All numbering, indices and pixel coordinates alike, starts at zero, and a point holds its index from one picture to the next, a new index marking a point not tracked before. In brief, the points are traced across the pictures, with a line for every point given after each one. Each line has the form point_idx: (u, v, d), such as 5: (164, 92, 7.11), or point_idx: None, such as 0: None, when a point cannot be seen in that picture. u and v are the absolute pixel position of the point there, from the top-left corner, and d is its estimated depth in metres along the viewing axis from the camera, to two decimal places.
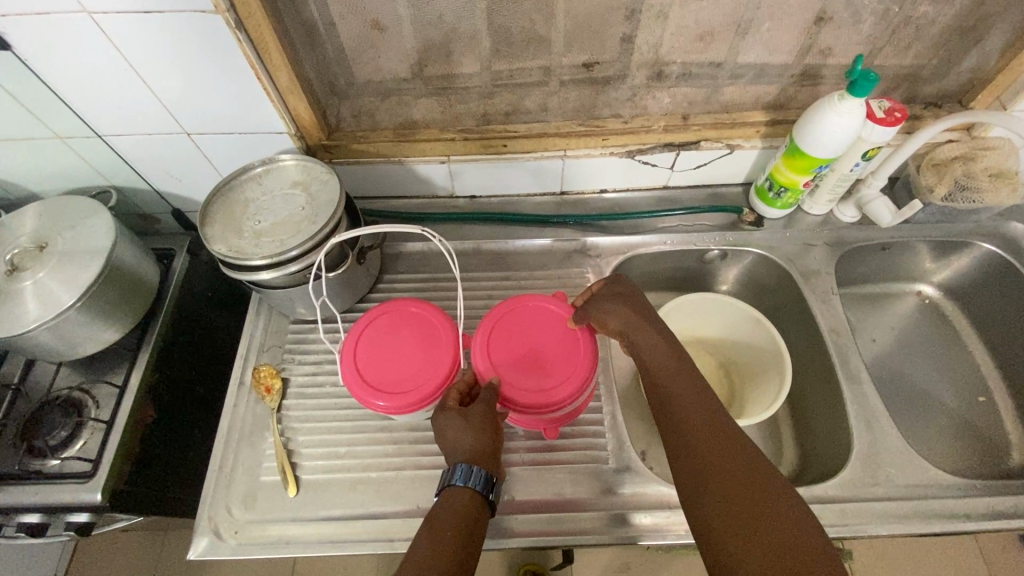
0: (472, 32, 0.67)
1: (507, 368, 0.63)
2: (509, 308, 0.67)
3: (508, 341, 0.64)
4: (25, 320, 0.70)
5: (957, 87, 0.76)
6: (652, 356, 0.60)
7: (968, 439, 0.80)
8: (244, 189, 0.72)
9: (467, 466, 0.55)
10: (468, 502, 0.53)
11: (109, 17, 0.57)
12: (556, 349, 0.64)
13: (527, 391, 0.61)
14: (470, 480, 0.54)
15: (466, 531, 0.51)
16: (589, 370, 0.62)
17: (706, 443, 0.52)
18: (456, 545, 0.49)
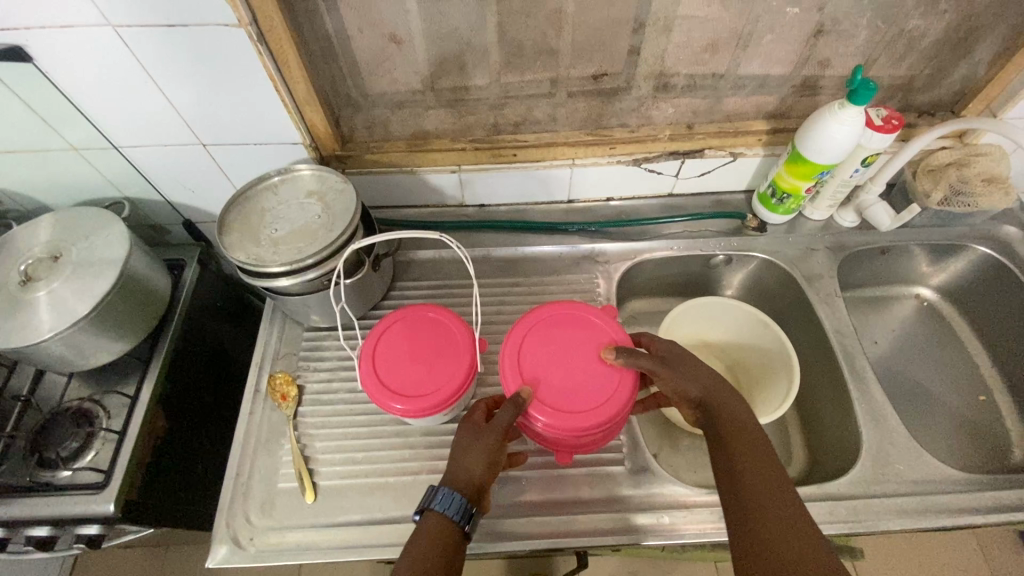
0: (485, 45, 0.68)
1: (538, 381, 0.61)
2: (555, 315, 0.66)
3: (545, 351, 0.63)
4: (39, 330, 0.70)
5: (949, 96, 0.79)
6: (728, 418, 0.56)
7: (970, 436, 0.82)
8: (260, 197, 0.73)
9: (448, 489, 0.53)
10: (443, 535, 0.51)
11: (132, 30, 0.59)
12: (589, 373, 0.61)
13: (547, 403, 0.59)
14: (449, 507, 0.52)
15: (435, 574, 0.49)
16: (622, 402, 0.59)
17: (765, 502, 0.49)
18: None
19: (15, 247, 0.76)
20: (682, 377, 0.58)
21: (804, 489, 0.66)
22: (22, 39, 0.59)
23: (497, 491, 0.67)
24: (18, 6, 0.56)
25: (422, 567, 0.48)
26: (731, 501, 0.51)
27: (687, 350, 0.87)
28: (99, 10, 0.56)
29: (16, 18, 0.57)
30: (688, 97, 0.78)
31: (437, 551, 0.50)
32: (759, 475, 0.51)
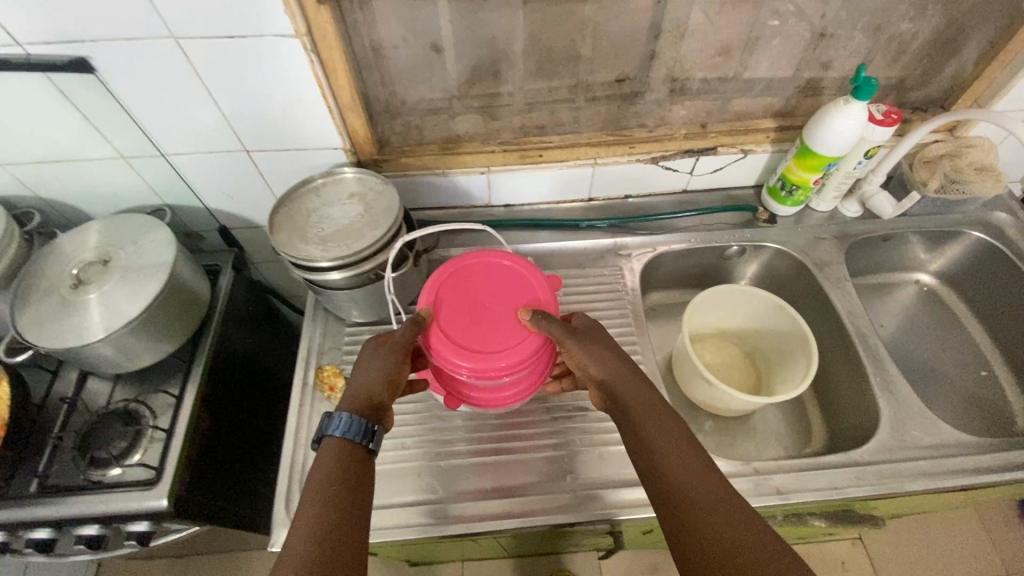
0: (517, 52, 0.73)
1: (444, 318, 0.65)
2: (488, 266, 0.69)
3: (466, 295, 0.67)
4: (93, 331, 0.72)
5: (940, 93, 0.86)
6: (637, 402, 0.58)
7: (974, 408, 0.87)
8: (306, 196, 0.77)
9: (341, 411, 0.56)
10: (345, 453, 0.54)
11: (194, 42, 0.63)
12: (500, 325, 0.65)
13: (447, 341, 0.63)
14: (348, 429, 0.54)
15: (342, 491, 0.51)
16: (504, 356, 0.62)
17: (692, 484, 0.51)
18: (340, 502, 0.50)
19: (63, 252, 0.79)
20: (589, 356, 0.61)
21: (830, 457, 0.70)
22: (87, 51, 0.62)
23: None
24: (89, 20, 0.59)
25: (326, 488, 0.51)
26: (662, 492, 0.52)
27: (704, 336, 0.93)
28: (165, 24, 0.60)
29: (85, 31, 0.60)
30: (701, 98, 0.84)
31: (344, 465, 0.53)
32: (690, 472, 0.52)
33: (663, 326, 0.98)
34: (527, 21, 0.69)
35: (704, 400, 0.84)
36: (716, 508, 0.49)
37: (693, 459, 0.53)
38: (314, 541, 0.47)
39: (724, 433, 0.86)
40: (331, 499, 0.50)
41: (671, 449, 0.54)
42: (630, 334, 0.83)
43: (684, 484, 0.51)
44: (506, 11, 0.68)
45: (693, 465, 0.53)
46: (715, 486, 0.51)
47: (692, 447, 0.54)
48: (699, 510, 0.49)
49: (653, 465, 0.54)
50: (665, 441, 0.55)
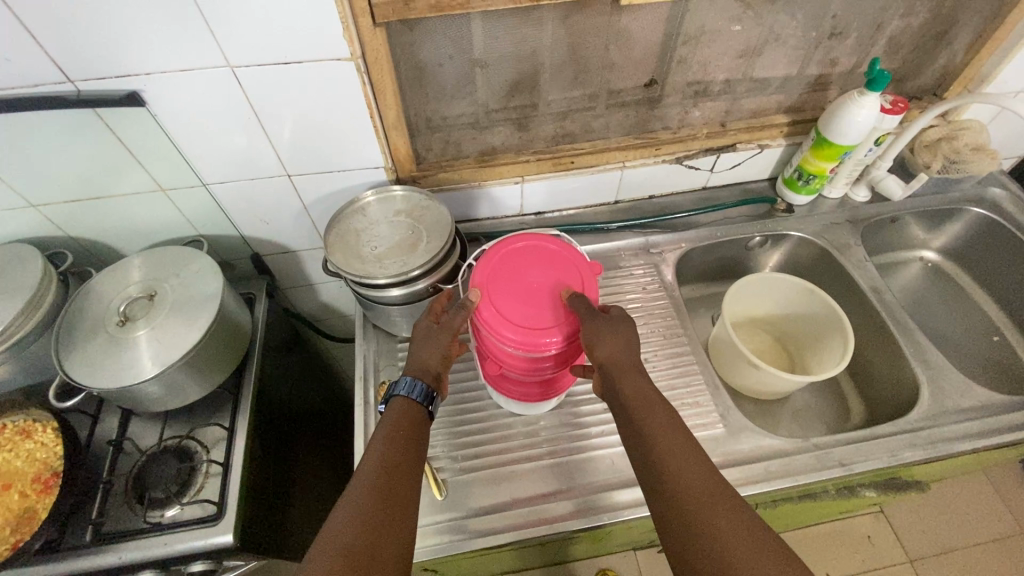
0: (553, 64, 0.77)
1: (494, 292, 0.64)
2: (530, 244, 0.68)
3: (514, 271, 0.65)
4: (146, 365, 0.71)
5: (933, 82, 0.93)
6: (630, 389, 0.58)
7: (991, 371, 0.94)
8: (354, 216, 0.78)
9: (411, 378, 0.61)
10: (412, 405, 0.60)
11: (248, 69, 0.64)
12: (544, 303, 0.63)
13: (498, 315, 0.62)
14: (414, 393, 0.60)
15: (408, 445, 0.57)
16: (555, 331, 0.61)
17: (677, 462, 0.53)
18: (409, 437, 0.57)
19: (104, 291, 0.77)
20: (606, 337, 0.59)
21: (882, 427, 0.74)
22: (141, 84, 0.63)
23: (614, 466, 0.72)
24: (148, 52, 0.60)
25: (394, 437, 0.57)
26: (644, 472, 0.54)
27: (737, 324, 0.97)
28: (222, 53, 0.61)
29: (141, 63, 0.61)
30: (720, 99, 0.89)
31: (410, 424, 0.59)
32: (687, 468, 0.52)
33: (694, 319, 1.01)
34: (566, 34, 0.73)
35: (748, 386, 0.87)
36: (710, 505, 0.49)
37: (689, 456, 0.53)
38: (383, 477, 0.53)
39: (768, 416, 0.89)
40: (401, 440, 0.57)
41: (668, 446, 0.54)
42: (674, 327, 0.86)
43: (680, 482, 0.51)
44: (546, 25, 0.71)
45: (688, 460, 0.53)
46: (711, 483, 0.51)
47: (690, 446, 0.54)
48: (693, 506, 0.50)
49: (649, 461, 0.54)
50: (663, 438, 0.55)
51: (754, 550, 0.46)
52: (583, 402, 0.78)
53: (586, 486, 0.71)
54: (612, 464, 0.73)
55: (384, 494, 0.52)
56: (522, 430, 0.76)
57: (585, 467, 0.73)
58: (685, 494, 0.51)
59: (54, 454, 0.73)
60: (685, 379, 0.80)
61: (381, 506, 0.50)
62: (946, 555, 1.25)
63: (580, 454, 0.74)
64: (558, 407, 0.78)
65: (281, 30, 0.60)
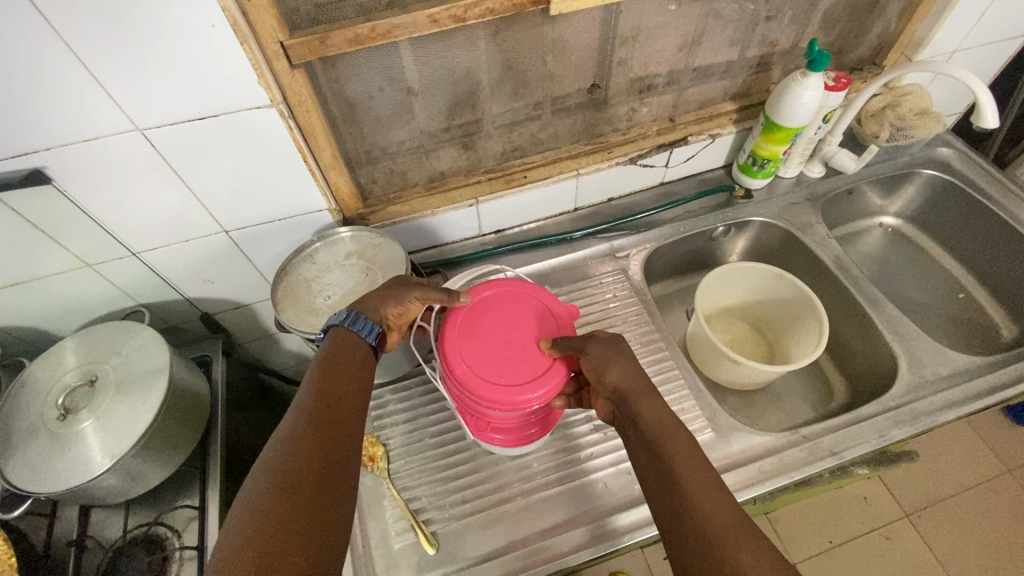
0: (491, 80, 0.73)
1: (472, 352, 0.62)
2: (486, 297, 0.66)
3: (486, 333, 0.63)
4: (95, 459, 0.65)
5: (871, 51, 0.93)
6: (648, 417, 0.55)
7: (961, 329, 0.95)
8: (303, 266, 0.74)
9: (356, 312, 0.62)
10: (350, 341, 0.60)
11: (160, 129, 0.58)
12: (523, 356, 0.61)
13: (504, 385, 0.59)
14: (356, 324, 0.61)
15: (347, 377, 0.57)
16: (562, 372, 0.60)
17: (698, 491, 0.48)
18: (346, 371, 0.57)
19: (39, 382, 0.71)
20: (612, 365, 0.59)
21: (868, 407, 0.74)
22: (41, 160, 0.57)
23: (608, 488, 0.70)
24: (41, 127, 0.54)
25: (329, 375, 0.56)
26: (661, 501, 0.50)
27: (712, 316, 0.96)
28: (127, 115, 0.56)
29: (36, 139, 0.55)
30: (665, 94, 0.87)
31: (348, 354, 0.59)
32: (710, 498, 0.48)
33: (669, 316, 1.00)
34: (499, 50, 0.70)
35: (732, 380, 0.86)
36: (732, 539, 0.44)
37: (711, 485, 0.49)
38: (319, 410, 0.53)
39: (753, 407, 0.89)
40: (338, 375, 0.57)
41: (689, 473, 0.50)
42: (650, 331, 0.84)
43: (701, 514, 0.47)
44: (476, 42, 0.68)
45: (710, 492, 0.48)
46: (735, 516, 0.46)
47: (713, 476, 0.50)
48: (713, 540, 0.45)
49: (668, 489, 0.50)
50: (684, 463, 0.50)
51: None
52: (568, 426, 0.76)
53: (581, 515, 0.69)
54: (606, 486, 0.71)
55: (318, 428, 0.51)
56: (510, 464, 0.73)
57: (578, 494, 0.70)
58: (706, 525, 0.46)
59: (7, 566, 0.66)
60: (668, 386, 0.78)
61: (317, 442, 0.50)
62: (940, 505, 1.28)
63: (572, 481, 0.71)
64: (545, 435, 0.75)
65: (188, 84, 0.55)
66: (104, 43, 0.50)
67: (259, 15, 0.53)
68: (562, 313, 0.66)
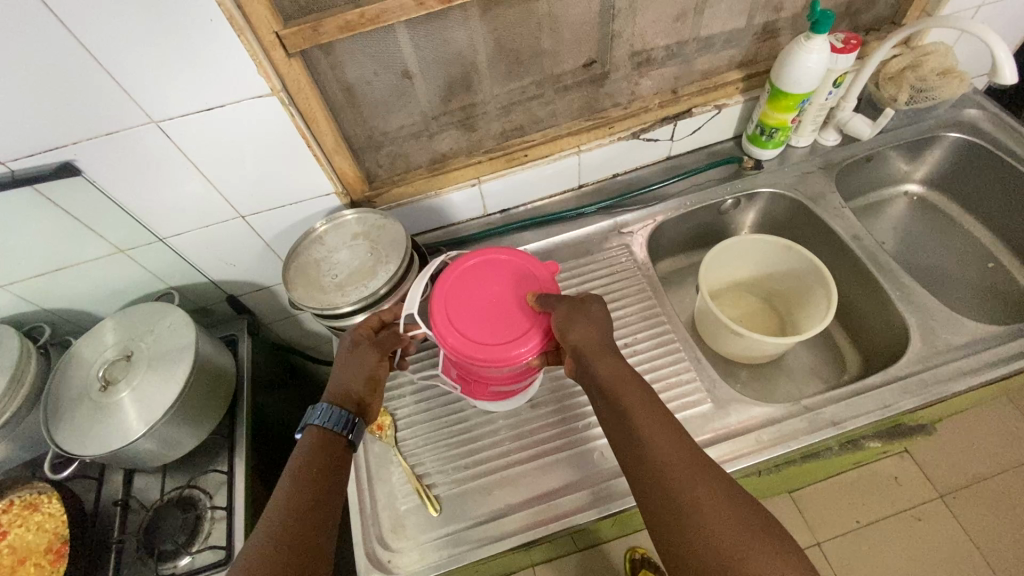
0: (485, 59, 0.75)
1: (459, 316, 0.64)
2: (471, 266, 0.68)
3: (470, 299, 0.66)
4: (131, 427, 0.72)
5: (889, 9, 0.89)
6: (607, 371, 0.58)
7: (989, 299, 0.91)
8: (312, 248, 0.78)
9: (330, 406, 0.61)
10: (326, 438, 0.60)
11: (173, 121, 0.63)
12: (508, 314, 0.64)
13: (497, 343, 0.62)
14: (327, 417, 0.60)
15: (325, 475, 0.57)
16: (546, 326, 0.63)
17: (656, 441, 0.53)
18: (327, 468, 0.57)
19: (84, 358, 0.78)
20: (574, 325, 0.61)
21: (874, 378, 0.72)
22: (71, 154, 0.63)
23: (605, 457, 0.72)
24: (70, 122, 0.60)
25: (309, 477, 0.56)
26: (625, 452, 0.54)
27: (722, 290, 0.95)
28: (143, 109, 0.61)
29: (66, 135, 0.61)
30: (667, 66, 0.86)
31: (328, 455, 0.59)
32: (666, 443, 0.53)
33: (678, 290, 0.99)
34: (490, 29, 0.71)
35: (737, 354, 0.85)
36: (689, 479, 0.50)
37: (668, 431, 0.54)
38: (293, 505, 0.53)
39: (763, 380, 0.88)
40: (316, 472, 0.57)
41: (648, 425, 0.54)
42: (653, 306, 0.84)
43: (660, 460, 0.51)
44: (467, 23, 0.70)
45: (666, 438, 0.53)
46: (689, 455, 0.51)
47: (667, 422, 0.54)
48: (674, 483, 0.50)
49: (629, 440, 0.54)
50: (643, 417, 0.55)
51: (733, 517, 0.47)
52: (568, 397, 0.77)
53: (579, 481, 0.71)
54: (602, 455, 0.72)
55: (304, 519, 0.53)
56: (511, 434, 0.75)
57: (577, 462, 0.72)
58: (665, 469, 0.51)
59: (60, 525, 0.75)
60: (669, 358, 0.79)
61: (306, 530, 0.52)
62: (976, 485, 1.23)
63: (570, 450, 0.73)
64: (545, 406, 0.77)
65: (194, 78, 0.60)
66: (117, 41, 0.54)
67: (254, 7, 0.57)
68: (540, 272, 0.68)
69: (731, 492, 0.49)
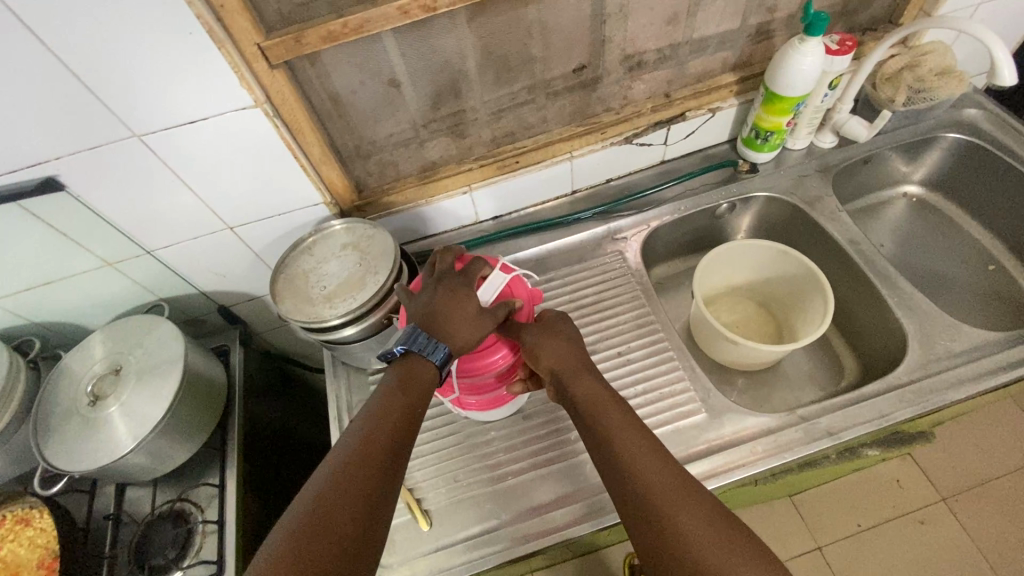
0: (473, 66, 0.74)
1: None
2: None
3: None
4: (120, 443, 0.71)
5: (885, 9, 0.87)
6: (584, 393, 0.61)
7: (990, 302, 0.90)
8: (300, 261, 0.77)
9: (437, 340, 0.58)
10: (426, 371, 0.58)
11: (156, 134, 0.62)
12: None
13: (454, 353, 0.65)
14: (435, 355, 0.58)
15: (416, 399, 0.56)
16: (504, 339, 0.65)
17: (630, 454, 0.54)
18: (419, 394, 0.57)
19: (73, 372, 0.78)
20: (544, 349, 0.63)
21: (871, 386, 0.71)
22: (53, 169, 0.62)
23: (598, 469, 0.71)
24: (51, 139, 0.59)
25: (400, 399, 0.56)
26: (603, 468, 0.55)
27: (717, 296, 0.94)
28: (124, 123, 0.60)
29: (47, 150, 0.60)
30: (660, 69, 0.85)
31: (419, 382, 0.57)
32: (647, 457, 0.53)
33: (673, 296, 0.98)
34: (476, 35, 0.70)
35: (733, 361, 0.84)
36: (664, 487, 0.50)
37: (644, 444, 0.55)
38: (378, 422, 0.54)
39: (759, 388, 0.86)
40: (408, 392, 0.56)
41: (625, 439, 0.55)
42: (646, 314, 0.83)
43: (635, 473, 0.52)
44: (453, 30, 0.69)
45: (642, 450, 0.54)
46: (665, 466, 0.52)
47: (643, 436, 0.55)
48: (649, 493, 0.50)
49: (606, 457, 0.55)
50: (619, 431, 0.56)
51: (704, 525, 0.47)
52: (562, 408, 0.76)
53: (572, 494, 0.69)
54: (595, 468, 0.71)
55: (387, 438, 0.53)
56: (504, 446, 0.75)
57: (569, 475, 0.71)
58: (641, 480, 0.51)
59: (53, 538, 0.75)
60: (663, 368, 0.78)
61: (389, 449, 0.52)
62: (980, 488, 1.21)
63: (563, 462, 0.72)
64: (538, 417, 0.76)
65: (174, 90, 0.59)
66: (93, 55, 0.54)
67: (234, 19, 0.56)
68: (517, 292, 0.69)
69: (705, 500, 0.49)
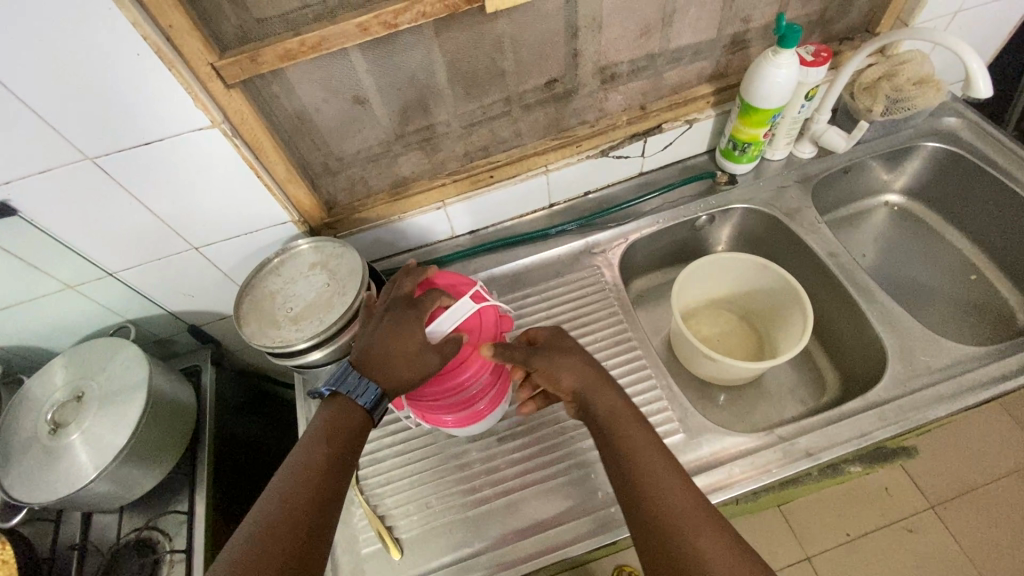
0: (442, 81, 0.72)
1: None
2: None
3: None
4: (81, 473, 0.69)
5: (862, 18, 0.86)
6: (606, 411, 0.58)
7: (972, 312, 0.89)
8: (266, 282, 0.75)
9: (365, 378, 0.57)
10: (354, 414, 0.57)
11: (110, 157, 0.60)
12: None
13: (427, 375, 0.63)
14: (363, 396, 0.57)
15: (345, 446, 0.55)
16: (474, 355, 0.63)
17: (653, 484, 0.52)
18: (347, 441, 0.55)
19: (34, 399, 0.76)
20: (563, 368, 0.60)
21: (850, 404, 0.70)
22: (5, 194, 0.60)
23: (573, 493, 0.69)
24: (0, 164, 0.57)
25: (327, 450, 0.54)
26: (624, 494, 0.53)
27: (698, 310, 0.93)
28: (75, 146, 0.58)
29: None
30: (635, 81, 0.83)
31: (346, 427, 0.56)
32: (671, 490, 0.52)
33: (654, 309, 0.97)
34: (443, 50, 0.68)
35: (713, 377, 0.83)
36: (691, 525, 0.49)
37: (670, 473, 0.53)
38: (305, 475, 0.53)
39: (741, 403, 0.85)
40: (336, 441, 0.55)
41: (649, 466, 0.53)
42: (624, 330, 0.82)
43: (660, 505, 0.51)
44: (418, 46, 0.67)
45: (667, 480, 0.52)
46: (692, 501, 0.51)
47: (667, 464, 0.54)
48: (676, 530, 0.49)
49: (628, 483, 0.53)
50: (642, 458, 0.54)
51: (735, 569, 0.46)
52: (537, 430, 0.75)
53: (546, 519, 0.68)
54: (570, 492, 0.69)
55: (313, 492, 0.52)
56: (477, 469, 0.73)
57: (544, 500, 0.69)
58: (667, 515, 0.50)
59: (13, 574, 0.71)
60: (640, 386, 0.76)
61: (314, 503, 0.52)
62: (969, 495, 1.20)
63: (538, 486, 0.70)
64: (513, 439, 0.74)
65: (126, 113, 0.57)
66: (39, 78, 0.52)
67: (186, 40, 0.54)
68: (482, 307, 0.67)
69: (732, 541, 0.49)
